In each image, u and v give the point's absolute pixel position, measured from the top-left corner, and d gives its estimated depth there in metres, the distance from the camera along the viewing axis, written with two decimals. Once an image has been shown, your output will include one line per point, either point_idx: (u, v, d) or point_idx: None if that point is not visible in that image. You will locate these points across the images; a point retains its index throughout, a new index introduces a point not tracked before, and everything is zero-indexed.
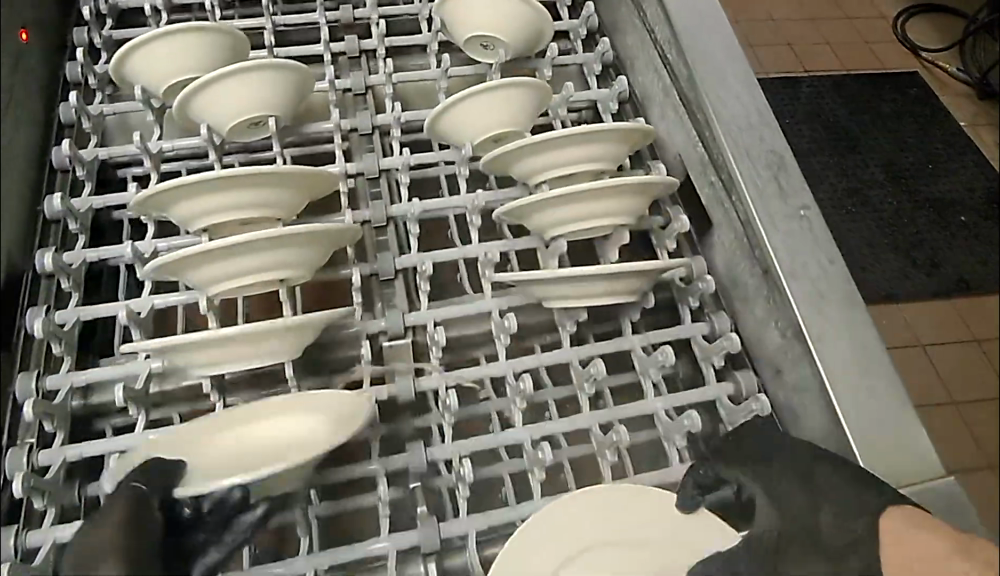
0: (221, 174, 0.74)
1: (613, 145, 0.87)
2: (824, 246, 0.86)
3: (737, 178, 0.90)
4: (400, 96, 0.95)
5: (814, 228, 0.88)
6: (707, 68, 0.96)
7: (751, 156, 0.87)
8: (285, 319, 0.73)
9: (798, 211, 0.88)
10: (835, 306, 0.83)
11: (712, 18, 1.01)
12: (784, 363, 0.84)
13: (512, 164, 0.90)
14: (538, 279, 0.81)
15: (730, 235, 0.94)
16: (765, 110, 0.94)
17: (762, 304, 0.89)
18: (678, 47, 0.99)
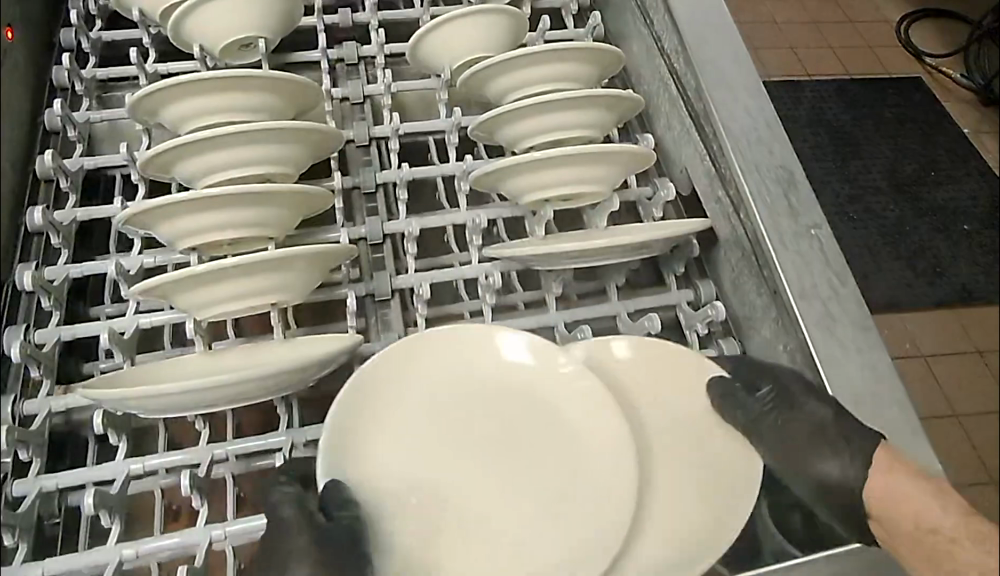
0: (213, 76, 0.62)
1: (584, 65, 0.73)
2: (835, 264, 0.69)
3: (747, 198, 0.72)
4: (377, 16, 0.83)
5: (824, 246, 0.70)
6: (717, 83, 0.77)
7: (773, 168, 0.73)
8: (269, 191, 0.58)
9: (808, 228, 0.70)
10: (849, 334, 0.66)
11: (713, 5, 0.82)
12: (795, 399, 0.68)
13: (488, 85, 0.75)
14: (521, 183, 0.67)
15: (736, 258, 0.75)
16: (778, 123, 0.75)
17: (772, 321, 0.71)
18: (686, 57, 0.80)
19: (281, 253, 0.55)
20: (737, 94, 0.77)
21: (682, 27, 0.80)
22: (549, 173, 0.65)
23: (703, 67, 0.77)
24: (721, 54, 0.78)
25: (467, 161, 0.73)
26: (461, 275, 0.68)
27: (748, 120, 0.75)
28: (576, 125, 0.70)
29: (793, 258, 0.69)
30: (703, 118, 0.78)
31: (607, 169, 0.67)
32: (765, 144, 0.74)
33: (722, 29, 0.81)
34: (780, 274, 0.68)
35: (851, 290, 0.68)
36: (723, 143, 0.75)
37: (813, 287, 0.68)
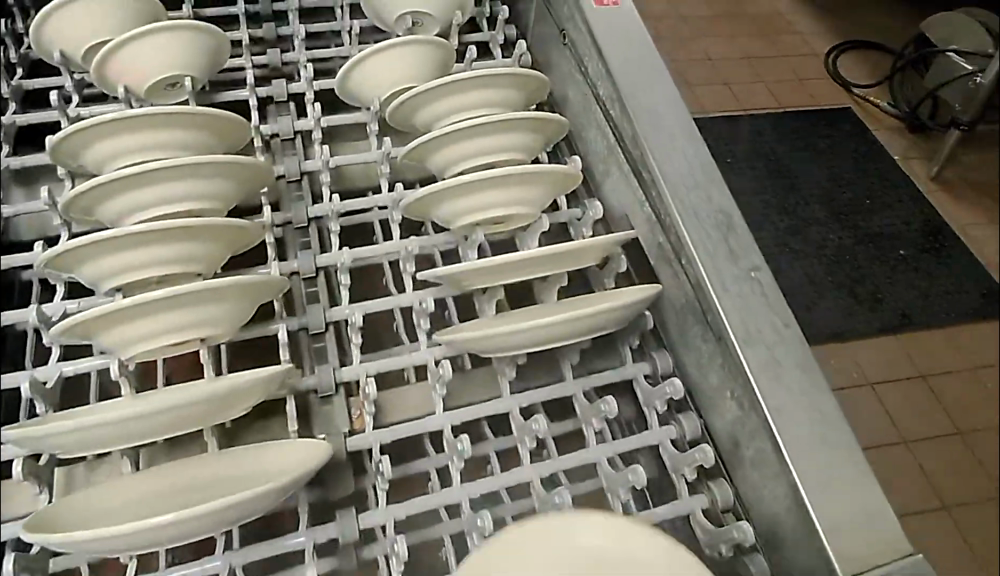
0: (136, 112, 0.61)
1: (510, 90, 0.74)
2: (778, 308, 0.67)
3: (686, 242, 0.70)
4: (306, 54, 0.83)
5: (765, 289, 0.68)
6: (654, 128, 0.77)
7: (710, 213, 0.72)
8: (197, 224, 0.57)
9: (747, 271, 0.69)
10: (793, 375, 0.64)
11: (643, 43, 0.84)
12: (745, 449, 0.65)
13: (417, 114, 0.75)
14: (452, 208, 0.67)
15: (682, 305, 0.73)
16: (711, 163, 0.75)
17: (715, 373, 0.69)
18: (621, 102, 0.80)
19: (211, 283, 0.54)
20: (672, 140, 0.76)
21: (616, 73, 0.80)
22: (482, 194, 0.66)
23: (637, 110, 0.78)
24: (655, 98, 0.79)
25: (398, 188, 0.72)
26: (396, 305, 0.68)
27: (685, 165, 0.75)
28: (505, 148, 0.71)
29: (735, 300, 0.67)
30: (640, 163, 0.78)
31: (537, 188, 0.67)
32: (703, 188, 0.74)
33: (654, 70, 0.81)
34: (724, 319, 0.66)
35: (794, 332, 0.66)
36: (659, 188, 0.74)
37: (756, 333, 0.65)
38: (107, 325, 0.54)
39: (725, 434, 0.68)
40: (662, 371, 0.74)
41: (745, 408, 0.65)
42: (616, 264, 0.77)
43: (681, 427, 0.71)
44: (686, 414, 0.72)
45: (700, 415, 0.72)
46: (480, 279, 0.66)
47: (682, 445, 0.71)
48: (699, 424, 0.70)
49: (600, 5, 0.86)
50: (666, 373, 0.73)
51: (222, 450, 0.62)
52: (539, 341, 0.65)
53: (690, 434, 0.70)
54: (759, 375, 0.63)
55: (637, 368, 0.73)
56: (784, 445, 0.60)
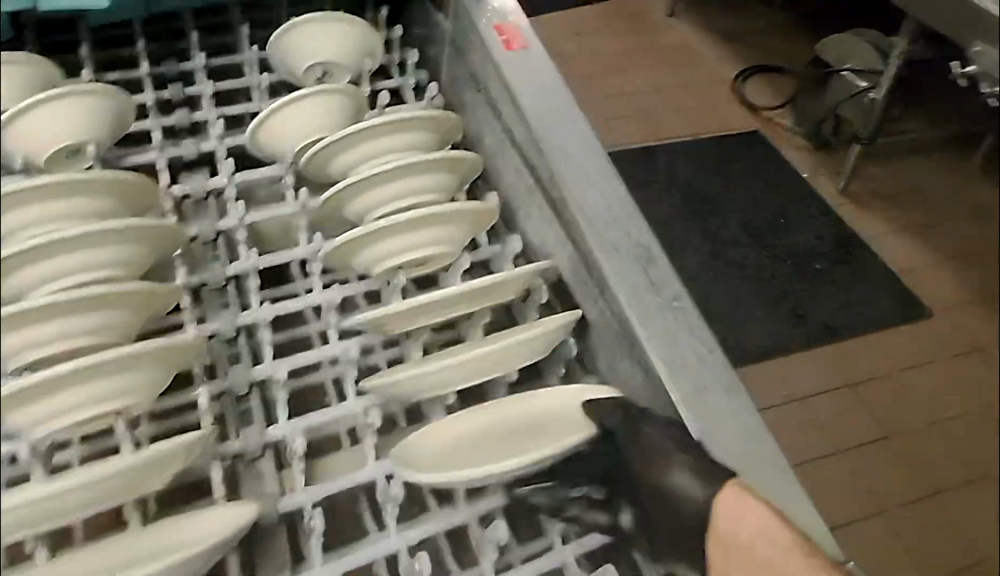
0: (39, 181, 0.59)
1: (422, 132, 0.74)
2: (702, 335, 0.69)
3: (606, 277, 0.71)
4: (216, 113, 0.81)
5: (688, 318, 0.70)
6: (571, 168, 0.78)
7: (630, 247, 0.73)
8: (112, 291, 0.56)
9: (670, 302, 0.70)
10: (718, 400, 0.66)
11: (555, 81, 0.85)
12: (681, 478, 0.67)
13: (329, 164, 0.74)
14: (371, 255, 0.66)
15: (608, 340, 0.73)
16: (629, 199, 0.77)
17: (647, 405, 0.70)
18: (536, 145, 0.81)
19: (126, 351, 0.54)
20: (588, 179, 0.78)
21: (529, 115, 0.81)
22: (403, 236, 0.66)
23: (552, 152, 0.78)
24: (570, 138, 0.80)
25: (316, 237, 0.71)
26: (321, 357, 0.66)
27: (602, 201, 0.76)
28: (420, 189, 0.71)
29: (660, 332, 0.68)
30: (558, 203, 0.78)
31: (456, 228, 0.68)
32: (621, 224, 0.75)
33: (561, 108, 0.83)
34: (649, 352, 0.67)
35: (717, 358, 0.68)
36: (578, 227, 0.75)
37: (681, 364, 0.67)
38: (20, 404, 0.52)
39: None
40: None
41: (676, 437, 0.66)
42: (538, 295, 0.76)
43: None
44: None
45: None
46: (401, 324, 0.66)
47: None
48: None
49: (509, 49, 0.87)
50: None
51: (147, 523, 0.59)
52: (467, 377, 0.65)
53: None
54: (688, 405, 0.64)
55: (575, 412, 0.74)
56: None
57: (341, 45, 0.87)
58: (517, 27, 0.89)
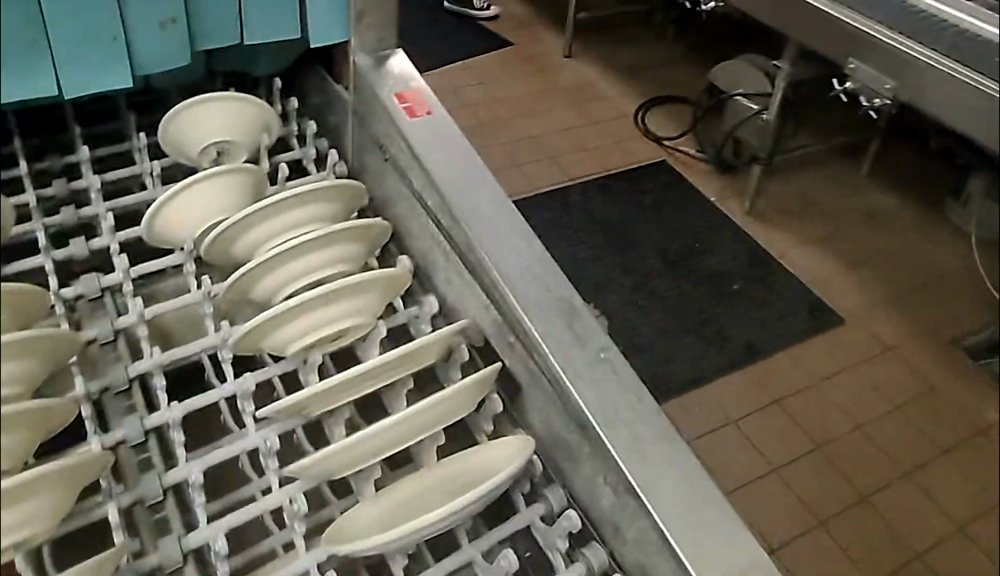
0: None
1: (325, 205, 0.72)
2: (630, 384, 0.69)
3: (535, 341, 0.71)
4: (105, 208, 0.78)
5: (617, 368, 0.70)
6: (485, 231, 0.78)
7: (552, 303, 0.74)
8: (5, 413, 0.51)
9: (597, 354, 0.71)
10: (657, 449, 0.66)
11: (460, 145, 0.85)
12: (627, 532, 0.66)
13: (230, 248, 0.71)
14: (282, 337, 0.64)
15: (542, 401, 0.73)
16: (548, 256, 0.77)
17: (587, 462, 0.69)
18: (448, 211, 0.80)
19: (22, 479, 0.49)
20: (505, 240, 0.77)
21: (438, 179, 0.81)
22: (317, 311, 0.64)
23: (467, 216, 0.78)
24: (481, 200, 0.80)
25: (223, 325, 0.67)
26: (240, 450, 0.63)
27: (520, 260, 0.76)
28: (328, 264, 0.69)
29: (591, 389, 0.68)
30: (475, 267, 0.78)
31: (373, 298, 0.67)
32: (541, 281, 0.75)
33: (472, 169, 0.83)
34: (583, 409, 0.67)
35: (648, 406, 0.68)
36: (499, 290, 0.74)
37: (615, 417, 0.67)
38: None
39: (603, 519, 0.69)
40: (557, 509, 0.70)
41: (618, 490, 0.66)
42: (460, 353, 0.74)
43: (548, 502, 0.71)
44: (551, 487, 0.72)
45: (561, 484, 0.73)
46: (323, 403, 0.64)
47: (550, 518, 0.71)
48: (603, 553, 0.68)
49: (413, 116, 0.87)
50: (561, 510, 0.70)
51: None
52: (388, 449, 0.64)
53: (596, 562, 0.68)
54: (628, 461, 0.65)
55: (531, 513, 0.70)
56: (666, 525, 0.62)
57: (231, 122, 0.84)
58: (420, 93, 0.90)
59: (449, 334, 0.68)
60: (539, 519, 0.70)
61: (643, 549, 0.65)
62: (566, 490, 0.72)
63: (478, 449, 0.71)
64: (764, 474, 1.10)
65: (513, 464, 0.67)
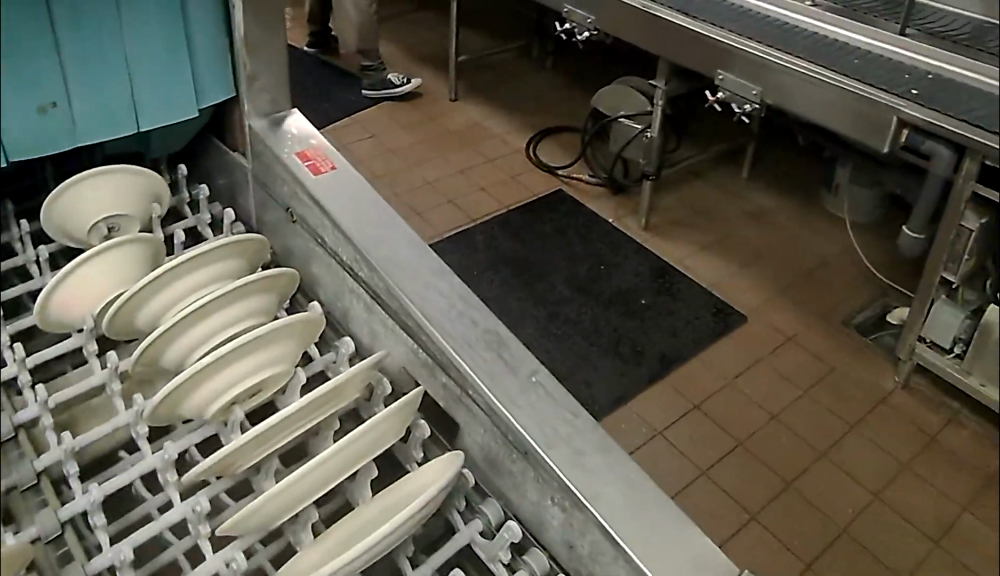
0: None
1: (256, 295, 0.81)
2: (562, 402, 0.77)
3: (467, 373, 0.79)
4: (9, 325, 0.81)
5: (548, 388, 0.78)
6: (409, 279, 0.85)
7: (480, 335, 0.81)
8: None
9: (529, 377, 0.78)
10: (597, 459, 0.73)
11: (379, 208, 0.93)
12: (581, 546, 0.74)
13: (136, 321, 0.80)
14: (202, 382, 0.73)
15: (482, 433, 0.80)
16: (467, 291, 0.85)
17: (533, 485, 0.77)
18: (368, 264, 0.88)
19: None
20: (427, 286, 0.85)
21: (354, 235, 0.90)
22: (237, 361, 0.75)
23: (382, 266, 0.87)
24: (399, 245, 0.89)
25: (135, 404, 0.74)
26: (167, 520, 0.70)
27: (443, 300, 0.84)
28: (236, 318, 0.80)
29: (527, 411, 0.76)
30: (400, 312, 0.85)
31: (289, 347, 0.79)
32: (466, 316, 0.83)
33: (391, 223, 0.92)
34: (523, 433, 0.75)
35: (582, 420, 0.76)
36: (427, 330, 0.82)
37: (552, 435, 0.75)
38: None
39: (541, 530, 0.79)
40: (495, 521, 0.80)
41: (566, 504, 0.73)
42: (382, 386, 0.84)
43: (487, 516, 0.81)
44: (487, 501, 0.82)
45: (496, 498, 0.82)
46: (247, 456, 0.72)
47: (490, 532, 0.81)
48: (545, 559, 0.78)
49: (318, 172, 0.96)
50: (501, 521, 0.80)
51: None
52: (323, 484, 0.73)
53: (538, 567, 0.77)
54: (575, 476, 0.72)
55: (471, 530, 0.80)
56: (615, 530, 0.69)
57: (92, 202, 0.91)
58: (320, 149, 1.00)
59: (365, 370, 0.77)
60: (479, 535, 0.80)
61: (599, 558, 0.72)
62: (503, 504, 0.82)
63: (409, 478, 0.78)
64: (695, 476, 1.06)
65: (442, 479, 0.76)
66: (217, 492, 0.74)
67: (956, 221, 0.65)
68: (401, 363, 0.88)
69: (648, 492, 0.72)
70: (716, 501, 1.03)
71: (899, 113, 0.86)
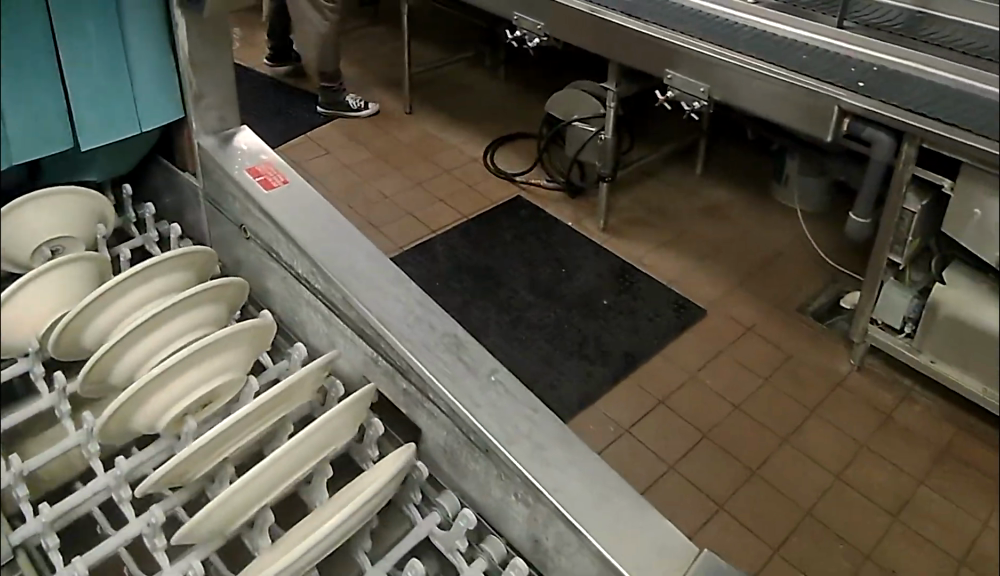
0: None
1: (205, 306, 0.90)
2: (520, 399, 0.80)
3: (429, 378, 0.81)
4: None
5: (506, 388, 0.81)
6: (366, 289, 0.87)
7: (439, 339, 0.83)
8: None
9: (488, 377, 0.80)
10: (559, 451, 0.76)
11: (334, 217, 0.95)
12: (546, 537, 0.77)
13: (83, 340, 0.86)
14: (159, 391, 0.82)
15: (444, 435, 0.83)
16: (426, 298, 0.87)
17: (495, 481, 0.80)
18: (324, 274, 0.89)
19: None
20: (383, 294, 0.87)
21: (308, 247, 0.91)
22: (185, 370, 0.83)
23: (340, 277, 0.88)
24: (355, 256, 0.90)
25: (86, 421, 0.81)
26: (124, 535, 0.75)
27: (399, 308, 0.86)
28: (185, 328, 0.88)
29: (487, 411, 0.78)
30: (360, 326, 0.87)
31: (238, 355, 0.88)
32: (422, 323, 0.85)
33: (341, 233, 0.92)
34: (484, 433, 0.77)
35: (542, 415, 0.79)
36: (387, 337, 0.84)
37: (511, 433, 0.78)
38: None
39: (500, 519, 0.83)
40: (452, 510, 0.85)
41: (529, 499, 0.76)
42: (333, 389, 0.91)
43: (445, 506, 0.85)
44: (444, 494, 0.86)
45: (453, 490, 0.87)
46: (200, 464, 0.80)
47: (447, 522, 0.85)
48: (501, 545, 0.83)
49: (269, 187, 0.97)
50: (457, 509, 0.85)
51: None
52: (277, 482, 0.80)
53: (496, 554, 0.82)
54: (537, 470, 0.75)
55: (430, 521, 0.84)
56: (578, 520, 0.72)
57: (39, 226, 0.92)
58: (272, 164, 1.01)
59: (317, 369, 0.86)
60: (437, 526, 0.85)
61: (564, 547, 0.75)
62: (460, 496, 0.86)
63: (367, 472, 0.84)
64: (665, 469, 1.07)
65: (394, 467, 0.83)
66: (173, 504, 0.80)
67: (899, 202, 0.65)
68: (359, 370, 0.90)
69: (613, 486, 0.74)
70: (687, 494, 1.05)
71: (840, 103, 0.86)
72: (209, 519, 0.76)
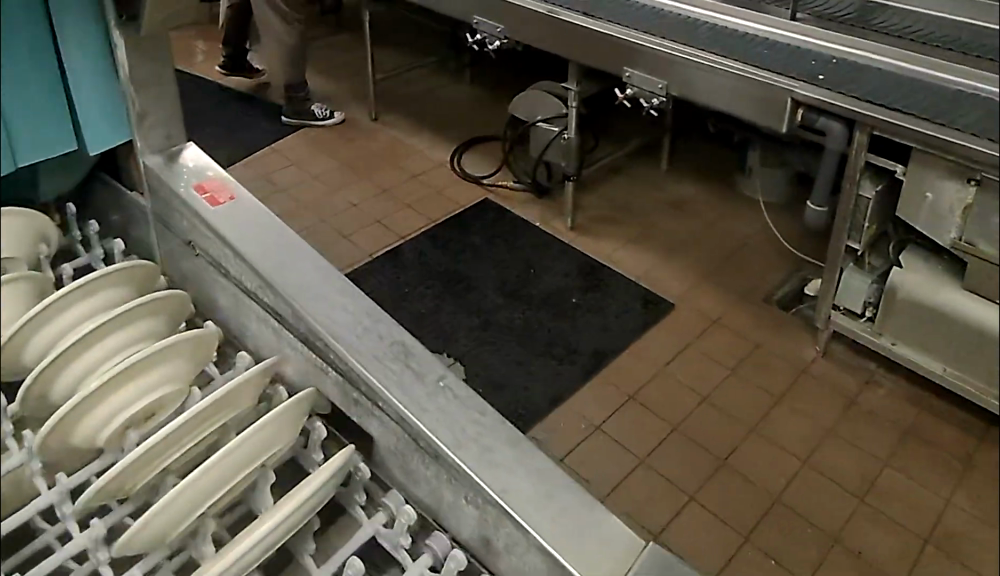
0: None
1: (145, 320, 0.79)
2: (470, 402, 0.72)
3: (374, 387, 0.73)
4: None
5: (456, 391, 0.73)
6: (310, 295, 0.79)
7: (386, 346, 0.76)
8: None
9: (437, 382, 0.73)
10: (504, 452, 0.69)
11: (274, 227, 0.87)
12: (496, 541, 0.69)
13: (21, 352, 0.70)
14: (90, 408, 0.70)
15: (392, 440, 0.76)
16: (374, 306, 0.80)
17: (445, 487, 0.72)
18: (272, 289, 0.81)
19: None
20: (325, 299, 0.80)
21: (258, 264, 0.82)
22: (124, 386, 0.72)
23: (277, 279, 0.81)
24: (300, 266, 0.82)
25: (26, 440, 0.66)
26: (68, 550, 0.68)
27: (344, 314, 0.78)
28: (118, 346, 0.76)
29: (435, 416, 0.71)
30: (305, 332, 0.79)
31: (177, 364, 0.77)
32: (371, 332, 0.77)
33: (283, 242, 0.86)
34: (431, 438, 0.69)
35: (490, 416, 0.71)
36: (332, 347, 0.76)
37: (459, 435, 0.69)
38: None
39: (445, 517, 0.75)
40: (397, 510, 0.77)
41: (479, 504, 0.69)
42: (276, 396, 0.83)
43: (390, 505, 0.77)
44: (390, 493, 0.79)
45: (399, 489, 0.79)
46: (138, 475, 0.70)
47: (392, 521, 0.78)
48: (446, 539, 0.74)
49: (215, 206, 0.88)
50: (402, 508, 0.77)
51: None
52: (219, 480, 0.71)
53: (441, 550, 0.74)
54: (484, 474, 0.67)
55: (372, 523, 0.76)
56: (529, 524, 0.64)
57: None
58: (216, 179, 0.92)
59: (258, 372, 0.78)
60: (382, 526, 0.77)
61: (513, 551, 0.67)
62: (407, 498, 0.78)
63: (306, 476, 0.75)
64: (634, 467, 1.05)
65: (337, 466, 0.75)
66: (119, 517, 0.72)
67: (856, 190, 0.67)
68: (307, 375, 0.82)
69: (566, 484, 0.67)
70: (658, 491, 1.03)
71: (794, 94, 0.90)
72: (140, 535, 0.66)
